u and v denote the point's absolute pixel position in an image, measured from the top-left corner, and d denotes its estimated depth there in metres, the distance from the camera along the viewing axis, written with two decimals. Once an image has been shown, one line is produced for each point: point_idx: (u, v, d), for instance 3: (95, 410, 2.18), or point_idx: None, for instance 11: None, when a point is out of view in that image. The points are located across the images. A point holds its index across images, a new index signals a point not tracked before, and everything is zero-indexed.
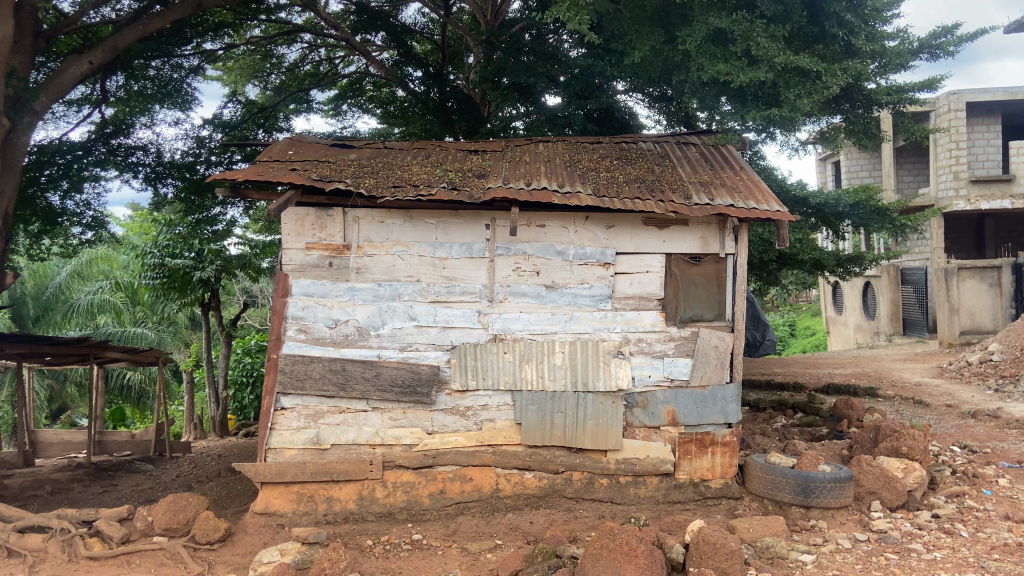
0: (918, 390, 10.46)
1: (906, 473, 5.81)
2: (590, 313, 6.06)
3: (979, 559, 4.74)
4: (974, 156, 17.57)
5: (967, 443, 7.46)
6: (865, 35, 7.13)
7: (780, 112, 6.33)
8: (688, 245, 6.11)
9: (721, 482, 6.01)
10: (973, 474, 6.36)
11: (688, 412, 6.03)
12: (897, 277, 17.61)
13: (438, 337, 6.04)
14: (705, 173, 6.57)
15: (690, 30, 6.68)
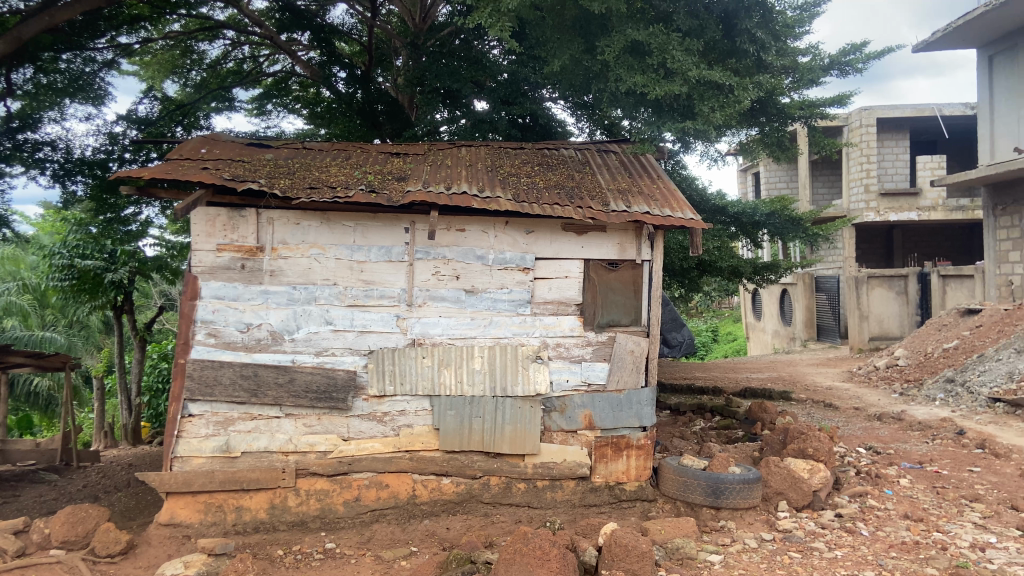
0: (829, 393, 10.86)
1: (812, 474, 6.02)
2: (509, 318, 6.07)
3: (876, 556, 4.94)
4: (884, 170, 18.40)
5: (871, 444, 7.78)
6: (776, 51, 7.48)
7: (694, 124, 6.49)
8: (606, 251, 6.19)
9: (636, 485, 6.09)
10: (876, 475, 6.63)
11: (604, 415, 6.08)
12: (812, 284, 18.33)
13: (356, 341, 5.94)
14: (624, 181, 6.66)
15: (609, 40, 6.79)
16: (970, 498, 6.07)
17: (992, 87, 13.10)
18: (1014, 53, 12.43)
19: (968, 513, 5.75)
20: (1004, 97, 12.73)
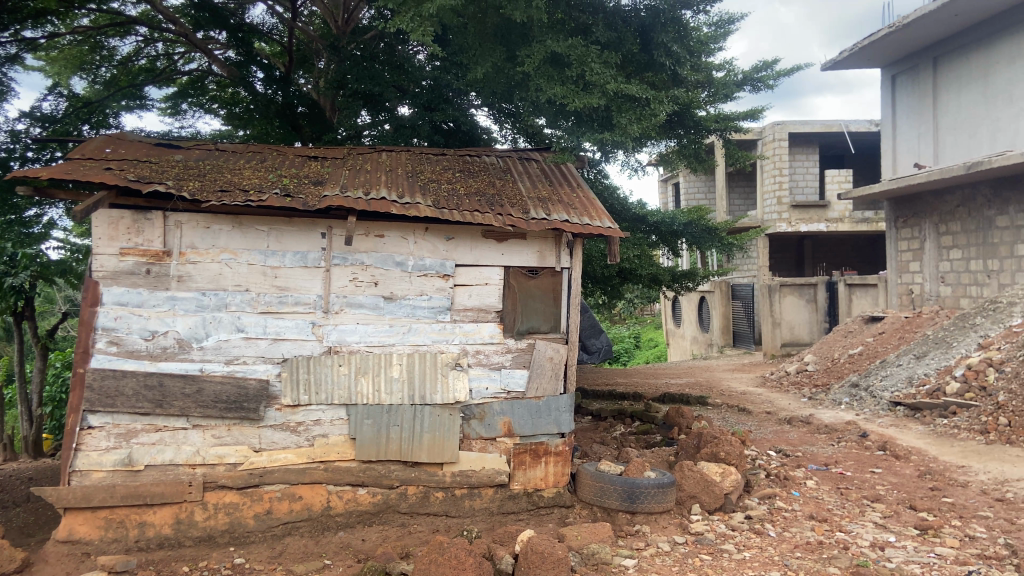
0: (743, 398, 11.20)
1: (723, 477, 6.15)
2: (429, 325, 6.01)
3: (783, 557, 5.11)
4: (795, 182, 19.15)
5: (781, 447, 8.05)
6: (690, 66, 7.75)
7: (612, 135, 6.60)
8: (526, 258, 6.21)
9: (554, 491, 6.11)
10: (784, 477, 6.86)
11: (523, 422, 6.07)
12: (728, 292, 18.94)
13: (269, 349, 5.78)
14: (544, 189, 6.69)
15: (529, 50, 6.85)
16: (871, 499, 6.36)
17: (894, 105, 13.81)
18: (914, 74, 13.15)
19: (869, 513, 6.01)
20: (906, 115, 13.44)
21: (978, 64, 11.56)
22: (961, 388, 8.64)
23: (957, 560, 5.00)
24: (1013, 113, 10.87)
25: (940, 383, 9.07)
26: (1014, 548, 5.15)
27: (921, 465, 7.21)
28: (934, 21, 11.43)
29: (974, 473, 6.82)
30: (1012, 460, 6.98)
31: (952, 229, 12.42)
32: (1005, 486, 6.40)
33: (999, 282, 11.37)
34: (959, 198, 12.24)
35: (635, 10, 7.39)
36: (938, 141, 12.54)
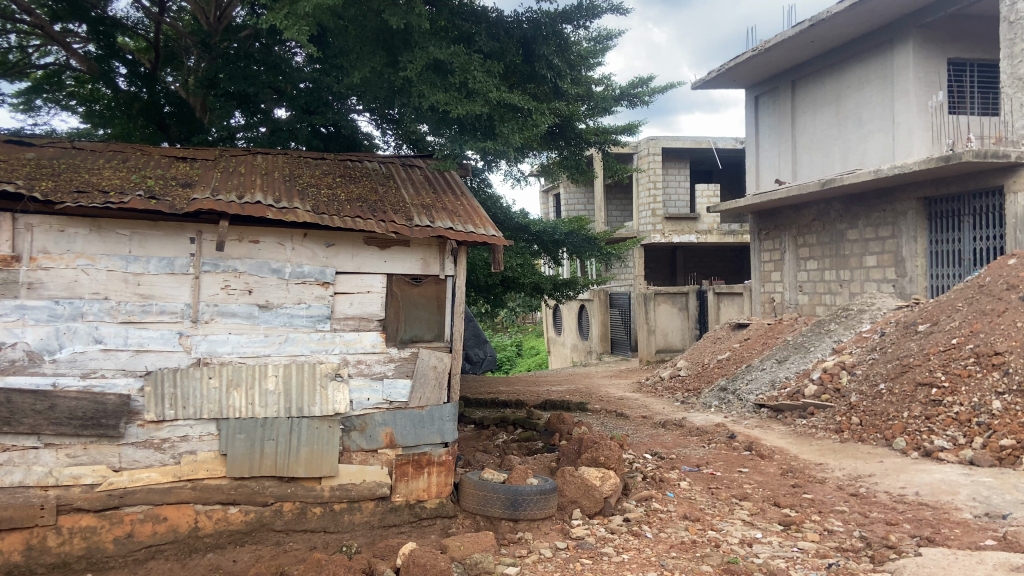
0: (620, 403, 11.52)
1: (603, 481, 6.27)
2: (307, 335, 5.79)
3: (659, 558, 5.27)
4: (668, 196, 20.00)
5: (657, 450, 8.34)
6: (570, 80, 7.97)
7: (494, 144, 6.62)
8: (408, 266, 6.12)
9: (437, 501, 5.99)
10: (660, 479, 7.09)
11: (405, 433, 5.92)
12: (606, 300, 19.50)
13: (130, 361, 5.40)
14: (428, 196, 6.60)
15: (411, 56, 6.78)
16: (740, 497, 6.69)
17: (757, 123, 14.69)
18: (775, 96, 14.05)
19: (738, 511, 6.32)
20: (767, 134, 14.32)
21: (831, 88, 12.49)
22: (818, 391, 9.25)
23: (817, 553, 5.33)
24: (862, 135, 11.79)
25: (799, 386, 9.68)
26: (866, 540, 5.56)
27: (783, 464, 7.66)
28: (793, 47, 12.24)
29: (831, 470, 7.30)
30: (864, 456, 7.54)
31: (809, 241, 13.34)
32: (858, 481, 6.90)
33: (851, 291, 12.34)
34: (815, 212, 13.17)
35: (518, 21, 7.50)
36: (796, 159, 13.44)
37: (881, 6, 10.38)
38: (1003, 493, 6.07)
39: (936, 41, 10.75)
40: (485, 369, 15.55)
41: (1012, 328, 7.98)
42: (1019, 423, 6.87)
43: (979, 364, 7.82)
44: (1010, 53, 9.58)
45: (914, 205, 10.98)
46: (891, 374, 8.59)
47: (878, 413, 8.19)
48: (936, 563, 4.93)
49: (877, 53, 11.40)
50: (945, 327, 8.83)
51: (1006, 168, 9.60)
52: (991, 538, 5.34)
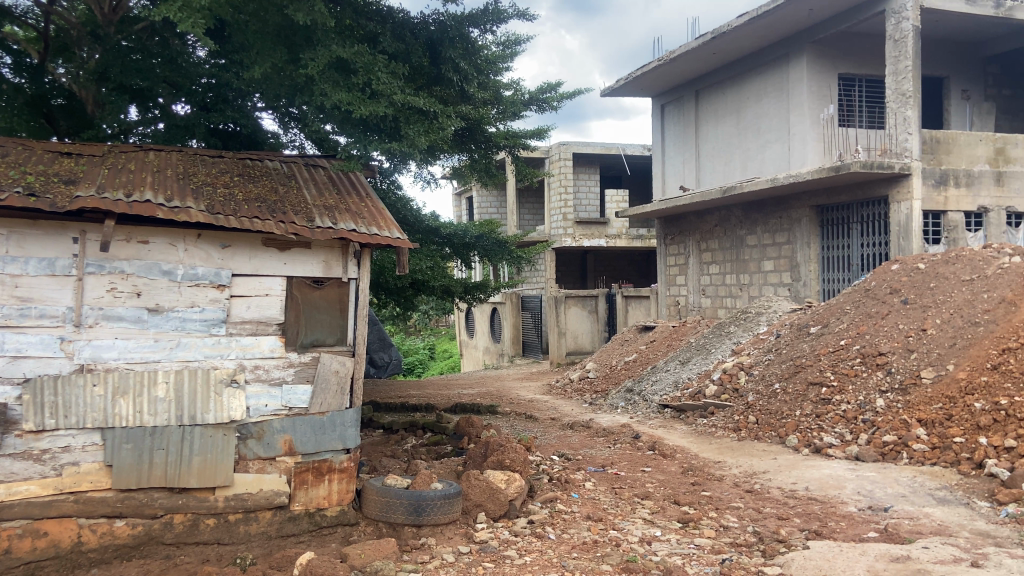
0: (530, 406, 11.60)
1: (508, 484, 6.26)
2: (201, 339, 5.56)
3: (560, 559, 5.32)
4: (579, 201, 20.31)
5: (564, 452, 8.44)
6: (477, 84, 8.00)
7: (400, 146, 6.58)
8: (309, 268, 5.96)
9: (337, 509, 5.85)
10: (565, 480, 7.17)
11: (305, 440, 5.75)
12: (518, 303, 19.67)
13: (6, 368, 5.12)
14: (331, 197, 6.46)
15: (313, 54, 6.63)
16: (641, 496, 6.84)
17: (663, 131, 15.10)
18: (680, 105, 14.48)
19: (639, 510, 6.46)
20: (673, 141, 14.74)
21: (732, 99, 12.96)
22: (718, 391, 9.57)
23: (712, 549, 5.50)
24: (760, 144, 12.28)
25: (700, 386, 10.00)
26: (759, 535, 5.78)
27: (684, 462, 7.89)
28: (697, 58, 12.64)
29: (729, 467, 7.56)
30: (759, 454, 7.84)
31: (711, 246, 13.81)
32: (753, 478, 7.17)
33: (750, 294, 12.86)
34: (717, 218, 13.64)
35: (424, 22, 7.47)
36: (700, 167, 13.89)
37: (779, 21, 10.84)
38: (884, 487, 6.42)
39: (829, 56, 11.30)
40: (392, 374, 15.48)
41: (895, 330, 8.47)
42: (900, 419, 7.29)
43: (865, 364, 8.27)
44: (894, 70, 10.16)
45: (808, 212, 11.51)
46: (785, 374, 8.98)
47: (773, 412, 8.54)
48: (822, 555, 5.17)
49: (774, 66, 11.90)
50: (835, 329, 9.30)
51: (891, 179, 10.18)
52: (873, 530, 5.64)
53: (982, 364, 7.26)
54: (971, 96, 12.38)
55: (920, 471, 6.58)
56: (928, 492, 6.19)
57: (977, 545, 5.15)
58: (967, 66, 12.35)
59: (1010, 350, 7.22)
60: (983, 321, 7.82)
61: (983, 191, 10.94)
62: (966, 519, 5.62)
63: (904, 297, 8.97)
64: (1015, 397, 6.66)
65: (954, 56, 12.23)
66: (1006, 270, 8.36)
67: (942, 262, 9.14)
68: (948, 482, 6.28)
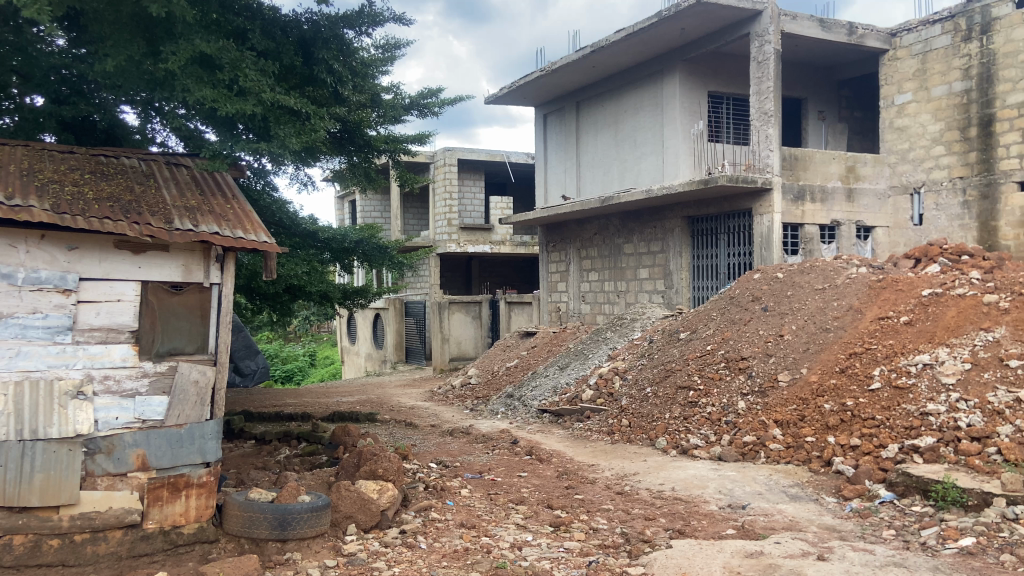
0: (410, 413, 11.48)
1: (380, 494, 6.15)
2: (43, 348, 5.16)
3: (430, 568, 5.28)
4: (464, 207, 20.34)
5: (442, 459, 8.39)
6: (352, 86, 7.89)
7: (269, 146, 6.47)
8: (167, 273, 5.66)
9: (196, 526, 5.56)
10: (441, 488, 7.11)
11: (160, 454, 5.44)
12: (400, 308, 19.40)
13: None
14: (193, 198, 6.16)
15: (174, 47, 6.35)
16: (516, 502, 6.90)
17: (545, 140, 15.37)
18: (561, 115, 14.79)
19: (513, 516, 6.51)
20: (554, 151, 15.03)
21: (611, 111, 13.35)
22: (594, 396, 9.82)
23: (581, 552, 5.61)
24: (637, 156, 12.70)
25: (577, 391, 10.21)
26: (626, 535, 5.94)
27: (559, 466, 8.02)
28: (577, 70, 12.95)
29: (601, 470, 7.75)
30: (630, 456, 8.08)
31: (590, 254, 14.16)
32: (624, 480, 7.37)
33: (626, 301, 13.27)
34: (596, 227, 14.00)
35: (296, 21, 7.31)
36: (580, 176, 14.22)
37: (653, 38, 11.26)
38: (743, 485, 6.75)
39: (699, 74, 11.84)
40: (261, 381, 14.89)
41: (755, 336, 8.97)
42: (759, 421, 7.69)
43: (728, 368, 8.69)
44: (758, 90, 10.77)
45: (680, 223, 12.01)
46: (657, 378, 9.31)
47: (645, 415, 8.83)
48: (683, 553, 5.37)
49: (649, 81, 12.35)
50: (702, 334, 9.73)
51: (755, 193, 10.76)
52: (731, 527, 5.91)
53: (831, 368, 7.77)
54: (826, 117, 13.28)
55: (776, 470, 6.97)
56: (782, 489, 6.55)
57: (824, 539, 5.49)
58: (824, 89, 13.25)
59: (856, 353, 7.76)
60: (834, 327, 8.38)
61: (836, 206, 11.76)
62: (815, 514, 5.99)
63: (765, 304, 9.51)
64: (859, 398, 7.17)
65: (811, 78, 13.10)
66: (853, 279, 9.01)
67: (799, 272, 9.74)
68: (800, 480, 6.68)
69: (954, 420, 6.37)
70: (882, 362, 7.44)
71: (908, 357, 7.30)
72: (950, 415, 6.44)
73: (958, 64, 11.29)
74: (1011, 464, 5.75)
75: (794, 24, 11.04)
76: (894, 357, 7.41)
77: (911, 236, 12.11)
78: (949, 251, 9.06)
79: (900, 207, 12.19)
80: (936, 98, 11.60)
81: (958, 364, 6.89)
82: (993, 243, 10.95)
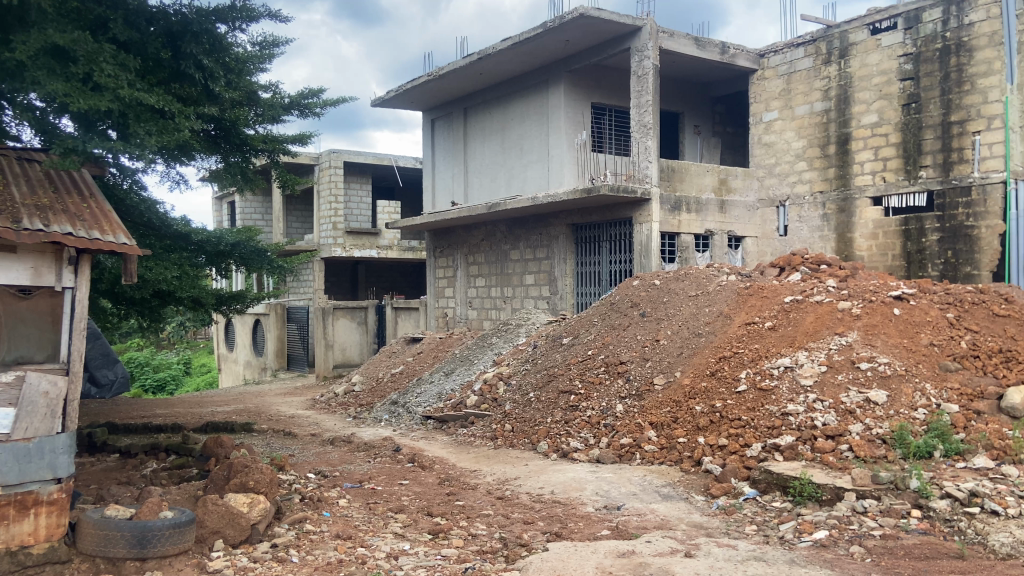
0: (289, 421, 11.13)
1: (251, 507, 5.95)
2: None
3: None
4: (349, 211, 19.99)
5: (320, 469, 8.17)
6: (224, 83, 7.61)
7: (128, 146, 6.19)
8: (14, 276, 5.24)
9: (45, 546, 5.14)
10: (317, 499, 6.90)
11: (6, 470, 5.02)
12: (282, 314, 18.82)
13: None
14: (44, 196, 5.74)
15: (24, 37, 5.97)
16: (395, 510, 6.80)
17: (433, 145, 15.32)
18: (449, 120, 14.78)
19: (391, 524, 6.41)
20: (442, 156, 15.01)
21: (498, 119, 13.45)
22: (478, 401, 9.85)
23: (458, 559, 5.58)
24: (523, 164, 12.85)
25: (461, 398, 10.19)
26: (504, 541, 5.95)
27: (441, 473, 7.97)
28: (464, 76, 12.98)
29: (483, 476, 7.76)
30: (511, 461, 8.15)
31: (478, 260, 14.23)
32: (505, 485, 7.41)
33: (512, 307, 13.40)
34: (483, 233, 14.07)
35: (163, 12, 6.96)
36: (468, 182, 14.25)
37: (537, 48, 11.44)
38: (619, 486, 6.92)
39: (583, 85, 12.12)
40: (121, 391, 14.07)
41: (633, 341, 9.25)
42: (635, 423, 7.93)
43: (608, 372, 8.93)
44: (638, 103, 11.14)
45: (565, 230, 12.25)
46: (540, 383, 9.44)
47: (527, 420, 8.94)
48: (558, 556, 5.44)
49: (535, 91, 12.55)
50: (584, 339, 9.96)
51: (635, 202, 11.14)
52: (606, 528, 6.04)
53: (703, 371, 8.12)
54: (701, 131, 13.90)
55: (650, 470, 7.20)
56: (655, 489, 6.76)
57: (692, 537, 5.70)
58: (699, 104, 13.87)
59: (725, 357, 8.13)
60: (705, 332, 8.76)
61: (709, 216, 12.32)
62: (685, 512, 6.21)
63: (643, 310, 9.83)
64: (727, 399, 7.51)
65: (687, 94, 13.69)
66: (723, 286, 9.46)
67: (674, 279, 10.14)
68: (672, 479, 6.92)
69: (811, 419, 6.77)
70: (748, 365, 7.82)
71: (771, 360, 7.72)
72: (807, 415, 6.84)
73: (818, 85, 12.09)
74: (861, 460, 6.19)
75: (671, 41, 11.50)
76: (758, 360, 7.81)
77: (777, 245, 12.84)
78: (809, 260, 9.64)
79: (768, 219, 12.91)
80: (799, 117, 12.38)
81: (815, 366, 7.33)
82: (849, 253, 11.79)
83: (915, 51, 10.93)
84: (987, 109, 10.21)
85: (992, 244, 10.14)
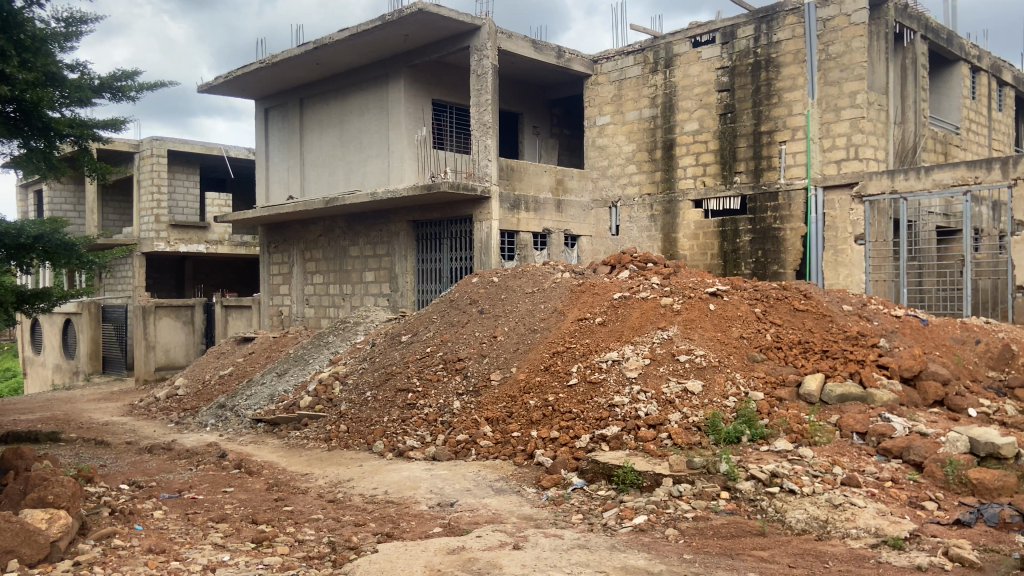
0: (101, 429, 10.23)
1: (50, 523, 5.41)
2: None
3: None
4: (174, 202, 18.76)
5: (134, 479, 7.57)
6: (19, 61, 6.87)
7: None
8: None
9: None
10: (129, 512, 6.37)
11: None
12: (98, 313, 17.30)
13: None
14: None
15: None
16: (216, 519, 6.42)
17: (267, 135, 14.67)
18: (284, 110, 14.20)
19: (211, 535, 6.04)
20: (277, 147, 14.41)
21: (336, 111, 13.08)
22: (312, 402, 9.51)
23: (282, 567, 5.35)
24: (361, 158, 12.59)
25: (294, 399, 9.82)
26: (332, 544, 5.78)
27: (269, 478, 7.63)
28: (300, 66, 12.51)
29: (314, 479, 7.51)
30: (345, 462, 7.94)
31: (315, 256, 13.80)
32: (337, 487, 7.21)
33: (351, 304, 13.10)
34: (321, 229, 13.66)
35: None
36: (304, 175, 13.78)
37: (376, 41, 11.24)
38: (453, 483, 6.92)
39: (424, 81, 12.03)
40: None
41: (471, 337, 9.31)
42: (471, 419, 7.97)
43: (446, 369, 8.92)
44: (478, 102, 11.22)
45: (406, 227, 12.13)
46: (376, 382, 9.27)
47: (363, 420, 8.74)
48: (387, 557, 5.35)
49: (374, 84, 12.31)
50: (423, 336, 9.90)
51: (475, 201, 11.24)
52: (438, 525, 6.02)
53: (538, 366, 8.28)
54: (539, 132, 14.24)
55: (484, 466, 7.28)
56: (488, 484, 6.83)
57: (521, 528, 5.80)
58: (537, 106, 14.20)
59: (558, 352, 8.35)
60: (540, 328, 8.96)
61: (546, 215, 12.64)
62: (514, 505, 6.31)
63: (481, 306, 9.93)
64: (559, 393, 7.71)
65: (526, 95, 13.96)
66: (558, 284, 9.72)
67: (512, 276, 10.31)
68: (504, 473, 7.03)
69: (635, 409, 7.09)
70: (579, 360, 8.08)
71: (600, 354, 8.02)
72: (632, 405, 7.16)
73: (646, 93, 12.73)
74: (678, 447, 6.57)
75: (509, 43, 11.67)
76: (589, 354, 8.10)
77: (609, 244, 13.39)
78: (637, 259, 10.10)
79: (601, 218, 13.43)
80: (629, 122, 12.97)
81: (639, 359, 7.71)
82: (674, 252, 12.50)
83: (731, 65, 11.75)
84: (792, 121, 11.18)
85: (795, 244, 11.12)
